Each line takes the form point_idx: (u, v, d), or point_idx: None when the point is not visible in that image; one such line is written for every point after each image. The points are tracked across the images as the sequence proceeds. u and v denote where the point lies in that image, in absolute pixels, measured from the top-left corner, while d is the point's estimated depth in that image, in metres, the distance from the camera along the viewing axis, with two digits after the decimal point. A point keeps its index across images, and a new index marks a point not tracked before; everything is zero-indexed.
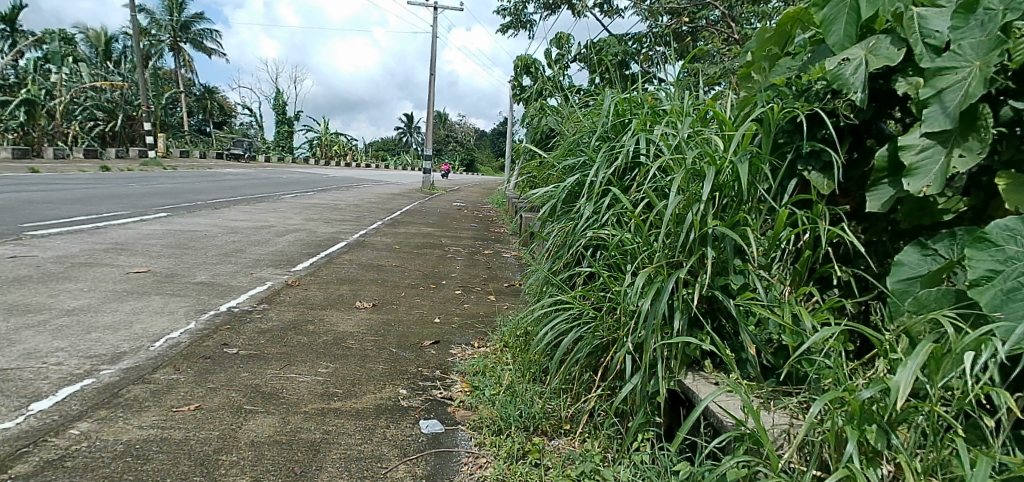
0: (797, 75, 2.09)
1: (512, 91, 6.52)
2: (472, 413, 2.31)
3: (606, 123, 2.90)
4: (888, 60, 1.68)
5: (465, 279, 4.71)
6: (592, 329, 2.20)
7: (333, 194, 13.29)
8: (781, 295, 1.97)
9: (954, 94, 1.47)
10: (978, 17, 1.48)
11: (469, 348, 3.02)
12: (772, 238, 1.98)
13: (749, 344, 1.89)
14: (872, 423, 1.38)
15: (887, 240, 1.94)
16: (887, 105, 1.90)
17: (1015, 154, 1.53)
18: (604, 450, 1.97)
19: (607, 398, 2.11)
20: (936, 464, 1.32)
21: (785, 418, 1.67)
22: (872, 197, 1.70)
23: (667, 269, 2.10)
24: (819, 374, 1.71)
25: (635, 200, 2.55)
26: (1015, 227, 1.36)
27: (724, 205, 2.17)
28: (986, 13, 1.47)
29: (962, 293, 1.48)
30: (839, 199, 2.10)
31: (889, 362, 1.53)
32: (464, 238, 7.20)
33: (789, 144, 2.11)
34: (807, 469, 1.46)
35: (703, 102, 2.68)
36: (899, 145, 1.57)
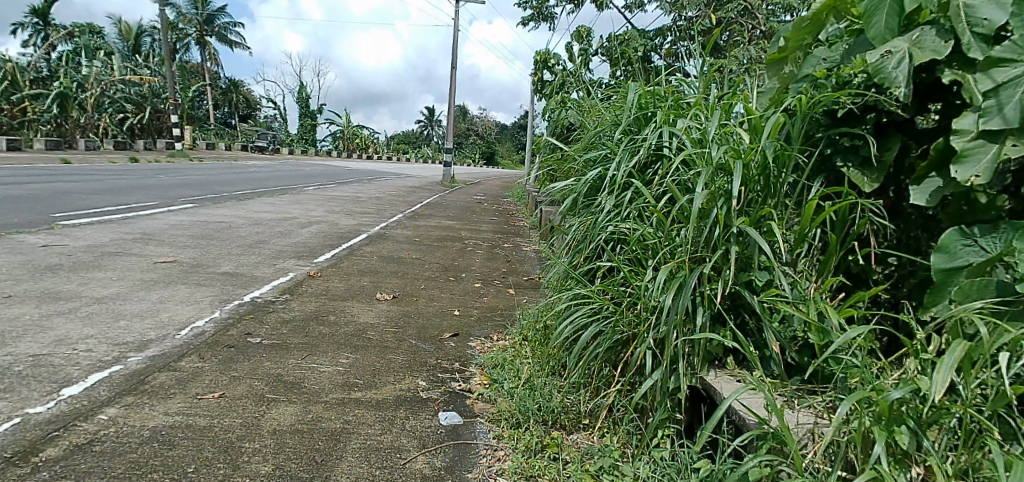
0: (835, 67, 2.05)
1: (533, 85, 6.49)
2: (491, 406, 2.30)
3: (629, 117, 2.87)
4: (935, 54, 1.65)
5: (484, 272, 4.72)
6: (612, 324, 2.18)
7: (355, 187, 13.39)
8: (807, 293, 1.93)
9: (1009, 87, 1.43)
10: None
11: (488, 341, 3.02)
12: (800, 234, 1.95)
13: (773, 342, 1.86)
14: (902, 424, 1.35)
15: (922, 239, 1.90)
16: (929, 99, 1.87)
17: None
18: (623, 445, 1.96)
19: (626, 393, 2.10)
20: (968, 468, 1.28)
21: (809, 417, 1.65)
22: (921, 190, 1.69)
23: (690, 265, 2.07)
24: (846, 373, 1.68)
25: (657, 194, 2.52)
26: None
27: (750, 200, 2.13)
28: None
29: (1005, 286, 1.46)
30: (871, 195, 2.08)
31: (920, 362, 1.51)
32: (483, 231, 7.21)
33: (823, 138, 2.07)
34: (831, 470, 1.43)
35: (728, 95, 2.62)
36: (952, 131, 1.55)
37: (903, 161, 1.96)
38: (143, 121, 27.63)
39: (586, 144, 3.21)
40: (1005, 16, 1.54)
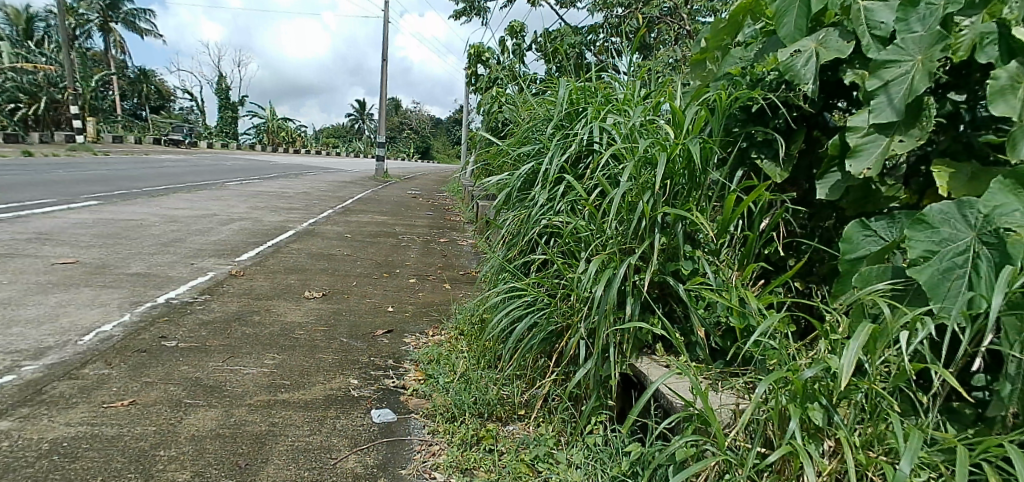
0: (750, 65, 2.16)
1: (466, 79, 6.45)
2: (426, 401, 2.28)
3: (560, 112, 2.90)
4: (839, 53, 1.78)
5: (419, 268, 4.66)
6: (546, 315, 2.20)
7: (281, 182, 12.88)
8: (728, 280, 2.01)
9: (897, 85, 1.63)
10: (921, 11, 1.67)
11: (422, 336, 3.00)
12: (721, 224, 2.03)
13: (698, 327, 1.94)
14: (815, 401, 1.43)
15: (832, 227, 2.05)
16: (834, 96, 2.02)
17: (951, 143, 1.78)
18: (558, 433, 1.99)
19: (561, 383, 2.14)
20: (873, 438, 1.38)
21: (731, 398, 1.73)
22: (823, 183, 1.89)
23: (619, 256, 2.11)
24: (764, 355, 1.76)
25: (588, 187, 2.55)
26: (947, 211, 1.50)
27: (675, 192, 2.19)
28: (927, 9, 1.67)
29: (900, 270, 1.60)
30: (785, 186, 2.20)
31: (831, 343, 1.62)
32: (418, 226, 7.11)
33: (740, 132, 2.17)
34: (751, 447, 1.50)
35: (654, 90, 2.70)
36: (847, 128, 1.75)
37: (813, 154, 2.09)
38: (43, 112, 25.53)
39: (518, 138, 3.22)
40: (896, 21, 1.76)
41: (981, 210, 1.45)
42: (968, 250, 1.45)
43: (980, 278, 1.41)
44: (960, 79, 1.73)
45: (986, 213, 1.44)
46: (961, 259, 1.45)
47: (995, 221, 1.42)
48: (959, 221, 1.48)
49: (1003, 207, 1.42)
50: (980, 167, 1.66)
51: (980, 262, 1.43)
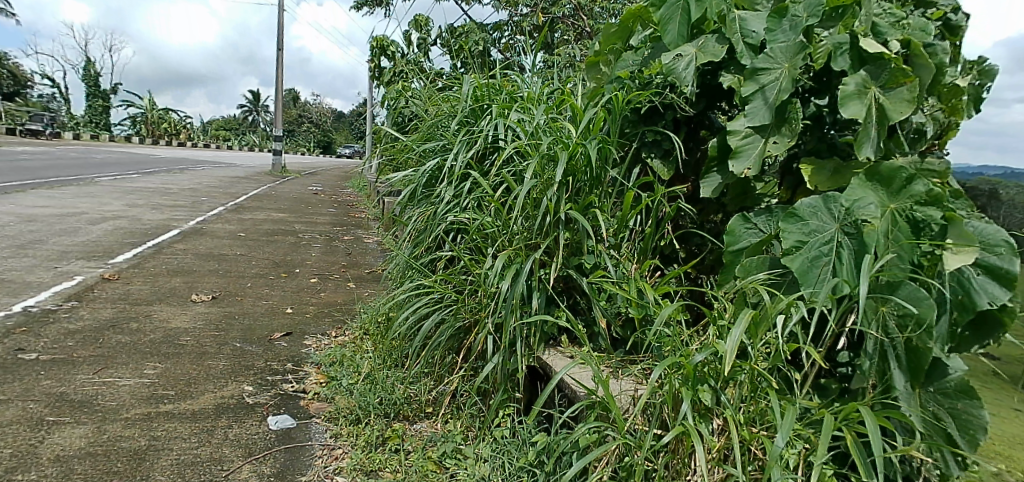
0: (639, 69, 2.28)
1: (370, 72, 6.28)
2: (328, 405, 2.19)
3: (465, 108, 2.88)
4: (714, 57, 1.97)
5: (321, 267, 4.48)
6: (454, 311, 2.18)
7: (165, 177, 11.90)
8: (628, 272, 2.08)
9: (770, 89, 1.81)
10: (787, 22, 1.86)
11: (325, 338, 2.88)
12: (621, 220, 2.11)
13: (600, 319, 2.00)
14: (704, 383, 1.53)
15: (721, 221, 2.24)
16: (716, 99, 2.19)
17: (817, 143, 1.98)
18: (467, 429, 1.98)
19: (470, 378, 2.14)
20: (756, 415, 1.49)
21: (631, 384, 1.80)
22: (705, 183, 2.04)
23: (525, 251, 2.13)
24: (659, 342, 1.84)
25: (494, 183, 2.53)
26: (816, 204, 1.65)
27: (577, 188, 2.22)
28: (792, 20, 1.85)
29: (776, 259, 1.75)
30: (676, 183, 2.34)
31: (718, 329, 1.73)
32: (320, 224, 6.83)
33: (633, 132, 2.27)
34: (648, 429, 1.57)
35: (557, 88, 2.74)
36: (728, 131, 1.90)
37: (699, 152, 2.25)
38: None
39: (421, 133, 3.16)
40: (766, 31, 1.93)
41: (844, 204, 1.62)
42: (832, 240, 1.62)
43: (842, 266, 1.59)
44: (823, 85, 1.93)
45: (847, 206, 1.62)
46: (826, 248, 1.61)
47: (855, 213, 1.60)
48: (825, 213, 1.64)
49: (861, 202, 1.60)
50: (841, 162, 1.85)
51: (842, 251, 1.61)
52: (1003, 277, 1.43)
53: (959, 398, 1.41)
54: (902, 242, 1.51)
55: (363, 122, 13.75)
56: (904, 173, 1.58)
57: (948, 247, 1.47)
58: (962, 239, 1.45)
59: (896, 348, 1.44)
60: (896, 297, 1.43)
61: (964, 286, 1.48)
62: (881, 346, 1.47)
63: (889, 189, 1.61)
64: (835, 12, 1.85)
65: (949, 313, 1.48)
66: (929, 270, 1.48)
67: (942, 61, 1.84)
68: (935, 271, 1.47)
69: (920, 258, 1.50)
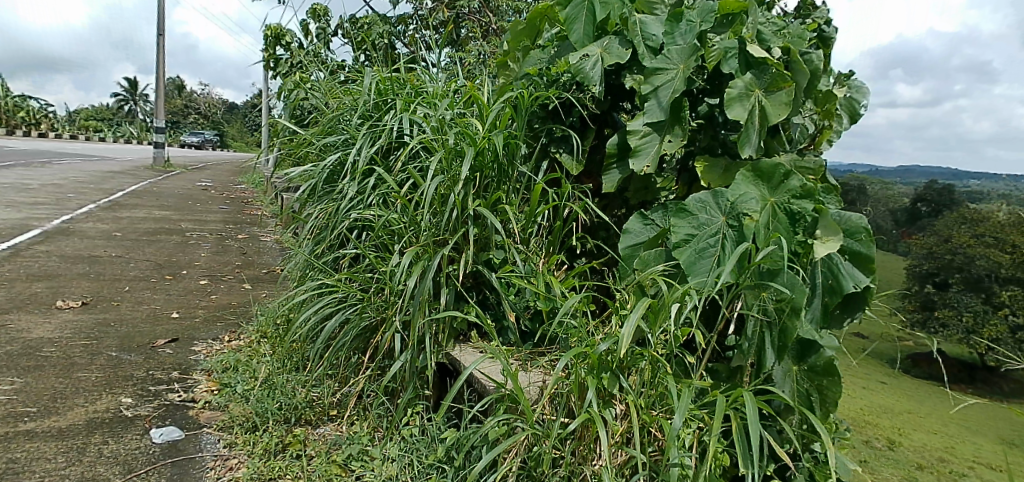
0: (546, 66, 2.33)
1: (264, 63, 5.93)
2: (221, 413, 2.05)
3: (368, 101, 2.78)
4: (618, 59, 2.05)
5: (211, 268, 4.19)
6: (359, 311, 2.09)
7: (24, 172, 10.64)
8: (536, 267, 2.07)
9: (664, 89, 1.91)
10: (682, 26, 1.97)
11: (216, 343, 2.69)
12: (529, 215, 2.10)
13: (509, 312, 1.99)
14: (607, 371, 1.57)
15: (624, 215, 2.34)
16: (620, 99, 2.27)
17: (709, 141, 2.10)
18: (373, 429, 1.92)
19: (377, 378, 2.07)
20: (656, 398, 1.56)
21: (539, 375, 1.82)
22: (606, 179, 2.13)
23: (433, 248, 2.03)
24: (566, 333, 1.84)
25: (400, 179, 2.45)
26: (705, 200, 1.77)
27: (484, 185, 2.15)
28: (687, 25, 1.98)
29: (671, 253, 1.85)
30: (582, 179, 2.40)
31: (621, 317, 1.80)
32: (209, 222, 6.38)
33: (541, 129, 2.30)
34: (556, 418, 1.58)
35: (463, 84, 2.70)
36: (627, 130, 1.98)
37: (603, 149, 2.32)
38: None
39: (321, 127, 3.02)
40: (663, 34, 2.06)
41: (729, 199, 1.75)
42: (718, 232, 1.74)
43: (726, 256, 1.70)
44: (715, 88, 2.05)
45: (732, 200, 1.75)
46: (713, 241, 1.73)
47: (738, 207, 1.73)
48: (713, 208, 1.76)
49: (744, 197, 1.74)
50: (731, 161, 1.98)
51: (726, 243, 1.73)
52: (864, 263, 1.63)
53: (824, 375, 1.55)
54: (778, 233, 1.62)
55: (259, 115, 13.00)
56: (780, 170, 1.72)
57: (818, 237, 1.63)
58: (829, 229, 1.62)
59: (772, 331, 1.57)
60: (775, 283, 1.56)
61: (834, 273, 1.60)
62: (759, 329, 1.60)
63: (768, 184, 1.75)
64: (726, 20, 2.00)
65: (819, 296, 1.63)
66: (802, 258, 1.63)
67: (815, 68, 2.00)
68: (807, 259, 1.62)
69: (796, 247, 1.64)
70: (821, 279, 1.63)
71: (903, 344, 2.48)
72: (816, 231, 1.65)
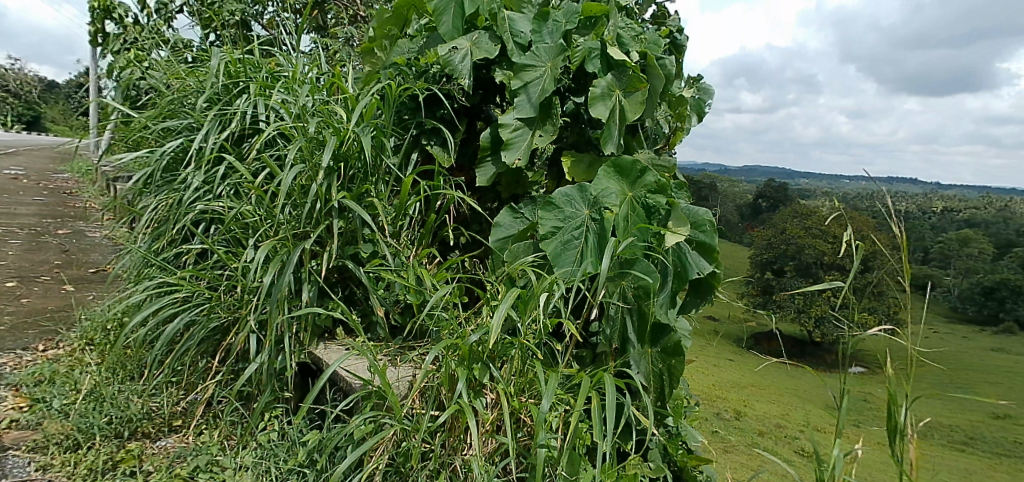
0: (415, 57, 2.27)
1: (92, 37, 5.25)
2: (32, 433, 1.77)
3: (216, 83, 2.54)
4: (487, 53, 2.05)
5: (22, 268, 3.63)
6: (207, 311, 1.91)
7: None
8: (407, 260, 2.00)
9: (534, 86, 1.95)
10: (549, 25, 2.02)
11: (27, 354, 2.33)
12: (399, 207, 2.00)
13: (378, 308, 1.91)
14: (478, 361, 1.54)
15: (496, 208, 2.34)
16: (491, 93, 2.27)
17: (577, 137, 2.16)
18: (225, 438, 1.77)
19: (229, 383, 1.91)
20: (525, 385, 1.57)
21: (409, 370, 1.76)
22: (480, 173, 2.11)
23: (293, 241, 1.88)
24: (438, 326, 1.78)
25: (254, 169, 2.27)
26: (570, 193, 1.81)
27: (350, 176, 2.01)
28: (554, 24, 2.03)
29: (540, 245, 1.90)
30: (454, 172, 2.37)
31: (492, 308, 1.79)
32: (21, 216, 5.52)
33: (411, 120, 2.24)
34: (425, 411, 1.55)
35: (325, 71, 2.56)
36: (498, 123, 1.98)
37: (474, 142, 2.32)
38: None
39: (160, 109, 2.71)
40: (531, 31, 2.09)
41: (592, 193, 1.81)
42: (582, 225, 1.80)
43: (590, 247, 1.78)
44: (581, 87, 2.12)
45: (595, 195, 1.81)
46: (578, 233, 1.79)
47: (600, 201, 1.79)
48: (578, 202, 1.81)
49: (605, 191, 1.80)
50: (595, 156, 2.07)
51: (590, 235, 1.79)
52: (709, 252, 1.74)
53: (674, 355, 1.64)
54: (637, 225, 1.72)
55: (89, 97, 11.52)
56: (637, 166, 1.80)
57: (669, 228, 1.70)
58: (678, 221, 1.70)
59: (632, 316, 1.69)
60: (634, 272, 1.65)
61: (683, 260, 1.71)
62: (621, 313, 1.70)
63: (627, 179, 1.83)
64: (588, 21, 2.07)
65: (672, 283, 1.72)
66: (656, 247, 1.73)
67: (668, 73, 2.15)
68: (661, 248, 1.72)
69: (651, 239, 1.73)
70: (672, 265, 1.73)
71: (747, 324, 2.74)
72: (668, 222, 1.72)
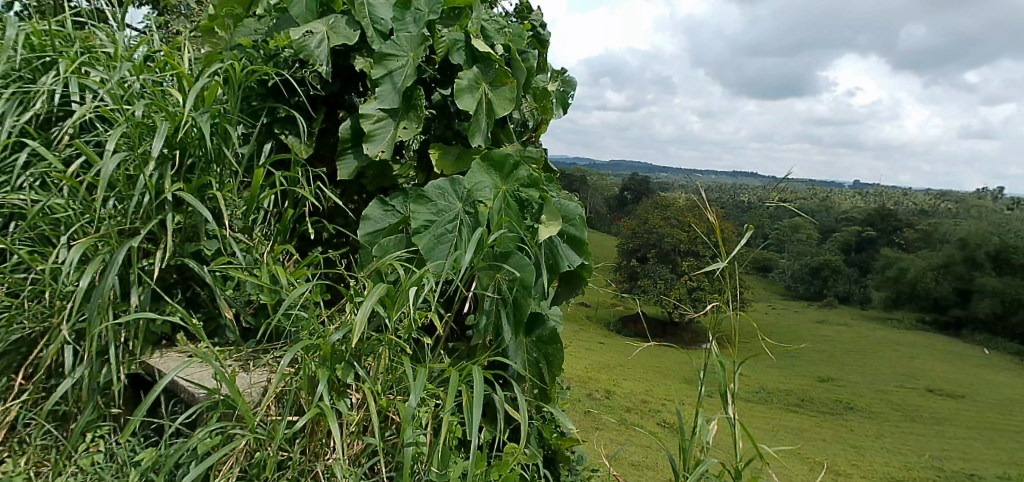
0: (263, 39, 2.12)
1: None
2: None
3: (15, 55, 2.17)
4: (346, 40, 1.97)
5: None
6: (6, 321, 1.63)
7: None
8: (260, 257, 1.86)
9: (398, 75, 1.90)
10: (411, 15, 1.98)
11: None
12: (249, 201, 1.83)
13: (226, 310, 1.74)
14: (341, 361, 1.47)
15: (360, 202, 2.25)
16: (351, 81, 2.18)
17: (444, 129, 2.13)
18: (37, 466, 1.53)
19: (39, 403, 1.65)
20: (393, 382, 1.52)
21: (263, 375, 1.65)
22: (342, 166, 2.01)
23: (118, 240, 1.66)
24: (296, 327, 1.68)
25: (67, 156, 1.98)
26: (443, 186, 1.79)
27: (189, 166, 1.81)
28: (415, 13, 1.99)
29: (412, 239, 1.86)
30: (312, 163, 2.24)
31: (355, 306, 1.70)
32: None
33: (261, 107, 2.08)
34: (281, 417, 1.45)
35: (157, 48, 2.29)
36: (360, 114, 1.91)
37: (334, 131, 2.21)
38: None
39: None
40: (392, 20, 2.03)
41: (465, 186, 1.78)
42: (455, 218, 1.77)
43: (463, 240, 1.75)
44: (446, 78, 2.10)
45: (468, 188, 1.78)
46: (451, 226, 1.76)
47: (473, 195, 1.77)
48: (450, 195, 1.79)
49: (479, 184, 1.78)
50: (463, 149, 2.04)
51: (463, 228, 1.77)
52: (578, 244, 1.85)
53: (548, 343, 1.71)
54: (508, 217, 1.70)
55: None
56: (510, 160, 1.80)
57: (542, 222, 1.76)
58: (551, 215, 1.76)
59: (507, 309, 1.68)
60: (507, 264, 1.64)
61: (553, 252, 1.81)
62: (495, 306, 1.70)
63: (500, 173, 1.82)
64: (452, 13, 2.04)
65: (543, 274, 1.78)
66: (531, 240, 1.73)
67: (532, 67, 2.18)
68: (534, 240, 1.75)
69: (525, 232, 1.73)
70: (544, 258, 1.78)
71: (611, 308, 2.88)
72: (541, 216, 1.78)
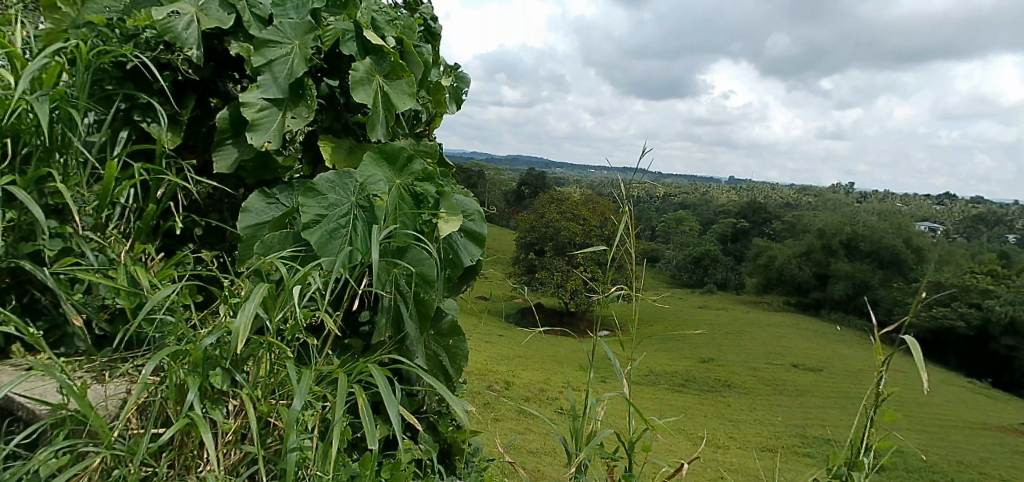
0: (118, 17, 1.91)
1: None
2: None
3: None
4: (219, 23, 1.84)
5: None
6: None
7: None
8: (116, 257, 1.70)
9: (280, 63, 1.80)
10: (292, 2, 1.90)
11: None
12: (102, 195, 1.66)
13: (75, 317, 1.56)
14: (216, 367, 1.36)
15: (236, 197, 2.10)
16: (226, 66, 2.03)
17: (331, 121, 2.03)
18: None
19: None
20: (275, 387, 1.44)
21: (122, 386, 1.50)
22: (221, 157, 1.88)
23: None
24: (161, 332, 1.54)
25: None
26: (333, 179, 1.67)
27: (26, 155, 1.60)
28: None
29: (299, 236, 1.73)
30: (181, 154, 2.06)
31: (230, 308, 1.59)
32: None
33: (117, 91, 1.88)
34: (142, 431, 1.33)
35: None
36: (241, 101, 1.79)
37: (207, 120, 2.05)
38: None
39: None
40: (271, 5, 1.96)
41: (357, 180, 1.69)
42: (348, 213, 1.66)
43: (357, 236, 1.64)
44: (334, 68, 1.99)
45: (361, 181, 1.69)
46: (344, 221, 1.65)
47: (367, 188, 1.68)
48: (342, 188, 1.67)
49: (372, 178, 1.70)
50: (355, 142, 1.99)
51: (357, 223, 1.66)
52: (478, 239, 1.87)
53: (449, 335, 1.76)
54: (405, 212, 1.71)
55: None
56: (404, 153, 1.77)
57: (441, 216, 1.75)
58: (449, 208, 1.77)
59: (408, 304, 1.63)
60: (405, 260, 1.63)
61: (454, 247, 1.81)
62: (394, 302, 1.63)
63: (393, 166, 1.77)
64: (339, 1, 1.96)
65: (444, 269, 1.79)
66: (429, 235, 1.74)
67: (426, 60, 2.17)
68: (433, 235, 1.74)
69: (421, 226, 1.73)
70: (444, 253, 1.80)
71: (508, 301, 2.90)
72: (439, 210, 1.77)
